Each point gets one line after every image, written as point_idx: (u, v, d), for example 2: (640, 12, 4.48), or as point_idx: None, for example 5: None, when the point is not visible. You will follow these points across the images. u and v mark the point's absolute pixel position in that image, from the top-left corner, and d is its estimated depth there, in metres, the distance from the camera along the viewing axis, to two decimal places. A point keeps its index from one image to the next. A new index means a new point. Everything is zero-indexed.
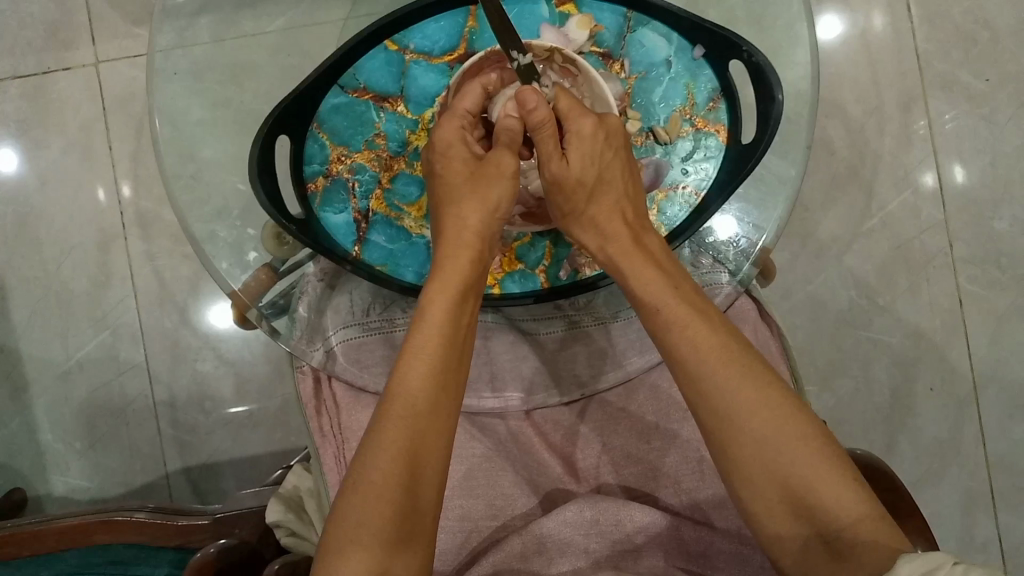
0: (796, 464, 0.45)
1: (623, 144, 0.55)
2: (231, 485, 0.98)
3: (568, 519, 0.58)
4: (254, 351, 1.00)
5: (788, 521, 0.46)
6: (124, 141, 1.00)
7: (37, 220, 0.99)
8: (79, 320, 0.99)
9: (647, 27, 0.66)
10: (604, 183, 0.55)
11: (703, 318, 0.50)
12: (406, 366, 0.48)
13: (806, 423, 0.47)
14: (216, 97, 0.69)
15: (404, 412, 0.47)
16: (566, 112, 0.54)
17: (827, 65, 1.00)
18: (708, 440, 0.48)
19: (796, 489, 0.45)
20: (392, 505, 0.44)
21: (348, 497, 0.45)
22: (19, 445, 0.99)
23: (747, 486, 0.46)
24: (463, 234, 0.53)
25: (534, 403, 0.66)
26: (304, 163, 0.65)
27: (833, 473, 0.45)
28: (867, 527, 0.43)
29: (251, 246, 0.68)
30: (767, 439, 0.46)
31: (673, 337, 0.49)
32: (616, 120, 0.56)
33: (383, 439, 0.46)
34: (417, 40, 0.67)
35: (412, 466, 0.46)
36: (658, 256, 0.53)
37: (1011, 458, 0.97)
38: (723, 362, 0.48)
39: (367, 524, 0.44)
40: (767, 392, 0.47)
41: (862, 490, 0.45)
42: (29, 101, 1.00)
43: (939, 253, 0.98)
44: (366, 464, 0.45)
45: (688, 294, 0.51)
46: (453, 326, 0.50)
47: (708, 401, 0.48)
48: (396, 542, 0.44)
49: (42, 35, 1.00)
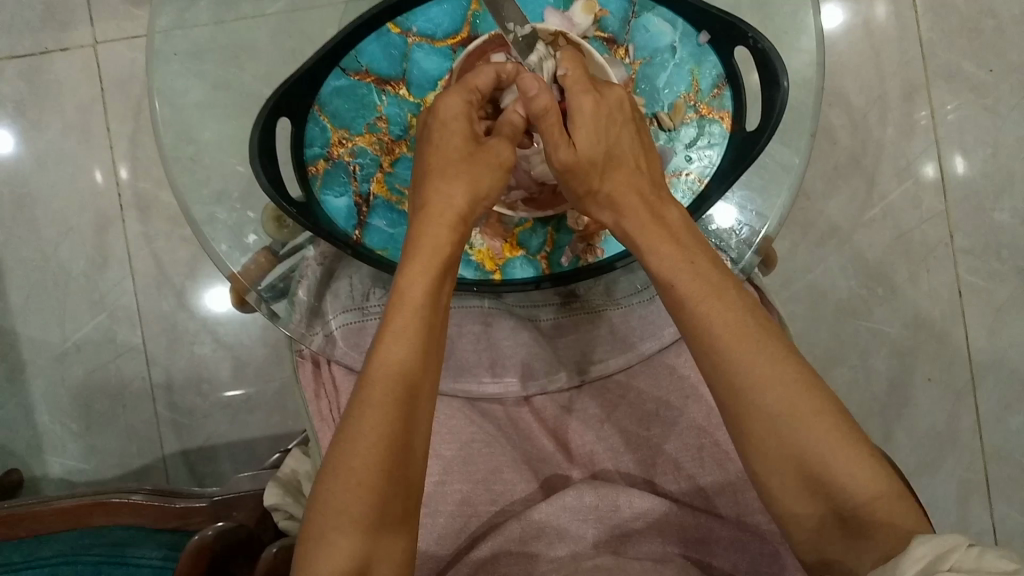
0: (813, 442, 0.45)
1: (628, 116, 0.55)
2: (228, 467, 0.98)
3: (567, 504, 0.58)
4: (252, 335, 0.99)
5: (804, 498, 0.46)
6: (121, 123, 0.99)
7: (35, 201, 0.99)
8: (76, 302, 0.99)
9: (652, 12, 0.66)
10: (614, 158, 0.54)
11: (720, 293, 0.48)
12: (383, 349, 0.47)
13: (824, 399, 0.46)
14: (215, 78, 0.68)
15: (376, 393, 0.45)
16: (568, 86, 0.54)
17: (831, 54, 0.99)
18: (724, 413, 0.48)
19: (811, 466, 0.45)
20: (374, 484, 0.44)
21: (330, 480, 0.44)
22: (16, 427, 0.98)
23: (762, 459, 0.46)
24: (445, 212, 0.51)
25: (532, 388, 0.66)
26: (304, 145, 0.64)
27: (849, 451, 0.44)
28: (884, 505, 0.44)
29: (250, 229, 0.68)
30: (783, 414, 0.45)
31: (687, 309, 0.48)
32: (617, 92, 0.55)
33: (358, 419, 0.45)
34: (420, 23, 0.66)
35: (394, 448, 0.45)
36: (679, 231, 0.52)
37: (1007, 449, 0.97)
38: (738, 336, 0.47)
39: (350, 510, 0.44)
40: (785, 367, 0.46)
41: (880, 468, 0.45)
42: (25, 81, 0.99)
43: (939, 244, 0.98)
44: (347, 444, 0.45)
45: (704, 267, 0.50)
46: (428, 305, 0.48)
47: (723, 376, 0.47)
48: (382, 527, 0.44)
49: (39, 14, 0.99)
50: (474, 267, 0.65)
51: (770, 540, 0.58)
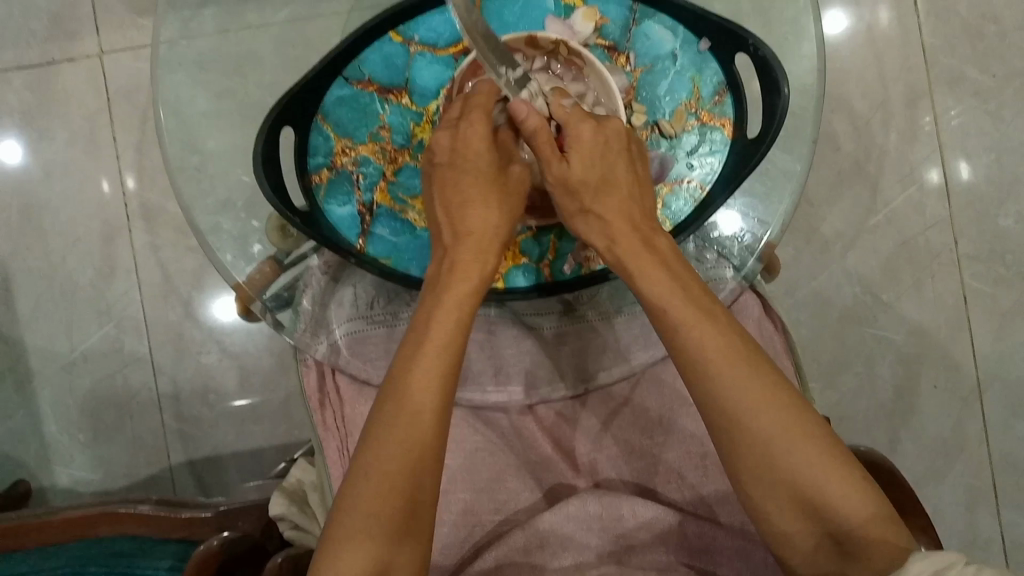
0: (805, 466, 0.45)
1: (623, 146, 0.55)
2: (234, 477, 0.99)
3: (571, 513, 0.58)
4: (257, 344, 1.00)
5: (797, 519, 0.46)
6: (127, 134, 1.00)
7: (42, 212, 0.99)
8: (83, 312, 0.99)
9: (652, 20, 0.66)
10: (607, 184, 0.54)
11: (710, 318, 0.48)
12: (418, 365, 0.47)
13: (813, 424, 0.46)
14: (219, 89, 0.69)
15: (413, 409, 0.46)
16: (566, 119, 0.54)
17: (833, 61, 0.99)
18: (716, 439, 0.47)
19: (806, 490, 0.45)
20: (403, 496, 0.45)
21: (358, 491, 0.45)
22: (23, 436, 0.99)
23: (757, 485, 0.46)
24: (486, 239, 0.52)
25: (535, 398, 0.66)
26: (308, 155, 0.65)
27: (840, 473, 0.45)
28: (876, 527, 0.44)
29: (255, 239, 0.68)
30: (777, 439, 0.45)
31: (678, 334, 0.48)
32: (617, 124, 0.55)
33: (391, 430, 0.46)
34: (422, 32, 0.67)
35: (421, 457, 0.46)
36: (668, 255, 0.52)
37: (1014, 455, 0.97)
38: (731, 362, 0.46)
39: (377, 516, 0.44)
40: (776, 393, 0.46)
41: (871, 489, 0.45)
42: (32, 93, 0.99)
43: (944, 250, 0.98)
44: (374, 454, 0.45)
45: (696, 293, 0.49)
46: (461, 331, 0.49)
47: (718, 404, 0.46)
48: (404, 539, 0.45)
49: (46, 26, 0.99)
50: None
51: None
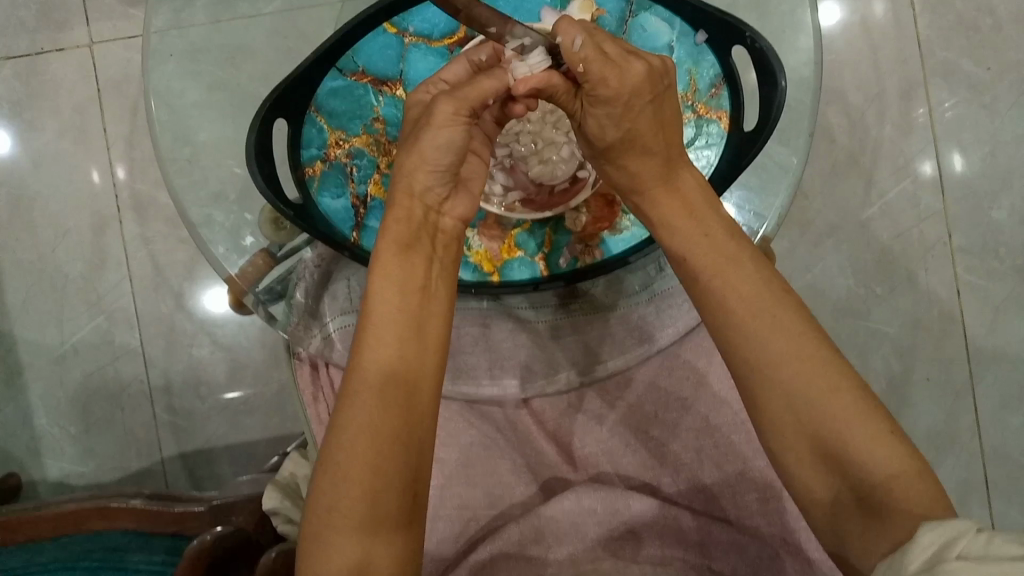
0: (828, 415, 0.43)
1: (653, 95, 0.49)
2: (226, 470, 0.98)
3: (567, 507, 0.57)
4: (249, 337, 0.99)
5: (819, 476, 0.44)
6: (118, 124, 0.98)
7: (31, 204, 0.98)
8: (73, 305, 0.99)
9: (649, 11, 0.66)
10: (631, 142, 0.50)
11: (734, 265, 0.47)
12: (366, 350, 0.44)
13: (843, 376, 0.44)
14: (210, 80, 0.68)
15: (364, 393, 0.43)
16: (613, 56, 0.47)
17: (829, 52, 0.99)
18: (740, 390, 0.46)
19: (827, 442, 0.43)
20: (364, 485, 0.41)
21: (323, 483, 0.42)
22: (13, 430, 0.98)
23: (776, 434, 0.45)
24: (403, 203, 0.49)
25: (530, 390, 0.65)
26: (300, 147, 0.64)
27: (866, 428, 0.42)
28: (902, 484, 0.41)
29: (248, 231, 0.67)
30: (797, 390, 0.44)
31: (703, 284, 0.48)
32: (638, 69, 0.48)
33: (345, 413, 0.43)
34: (416, 23, 0.66)
35: (379, 438, 0.42)
36: (693, 198, 0.51)
37: (1005, 447, 0.97)
38: (753, 310, 0.45)
39: (339, 500, 0.41)
40: (800, 343, 0.44)
41: (901, 445, 0.43)
42: (21, 82, 0.98)
43: (937, 243, 0.98)
44: (332, 441, 0.42)
45: (721, 240, 0.49)
46: (405, 297, 0.46)
47: (739, 351, 0.45)
48: (372, 525, 0.41)
49: (35, 15, 0.98)
50: (473, 269, 0.65)
51: (770, 543, 0.58)
